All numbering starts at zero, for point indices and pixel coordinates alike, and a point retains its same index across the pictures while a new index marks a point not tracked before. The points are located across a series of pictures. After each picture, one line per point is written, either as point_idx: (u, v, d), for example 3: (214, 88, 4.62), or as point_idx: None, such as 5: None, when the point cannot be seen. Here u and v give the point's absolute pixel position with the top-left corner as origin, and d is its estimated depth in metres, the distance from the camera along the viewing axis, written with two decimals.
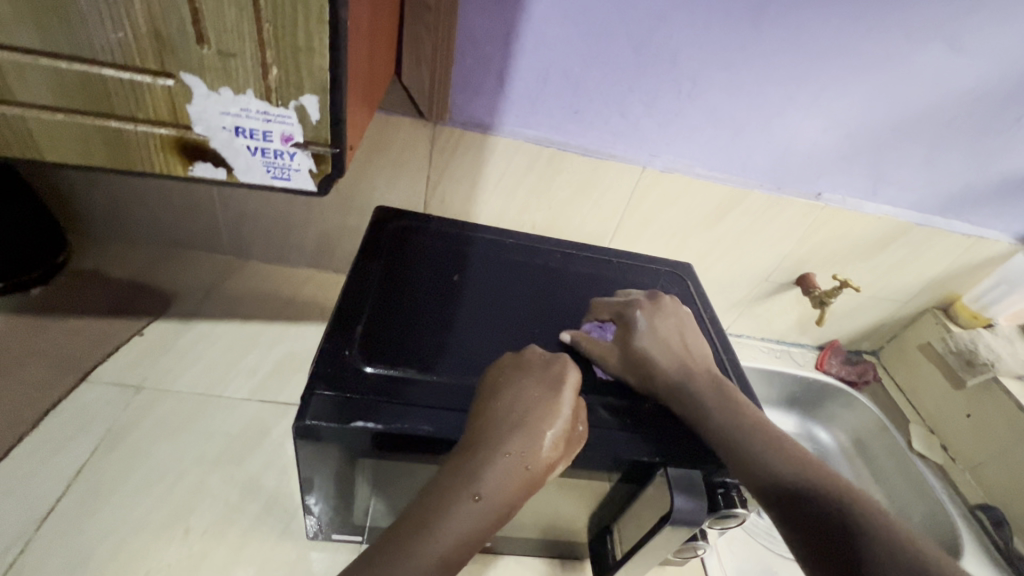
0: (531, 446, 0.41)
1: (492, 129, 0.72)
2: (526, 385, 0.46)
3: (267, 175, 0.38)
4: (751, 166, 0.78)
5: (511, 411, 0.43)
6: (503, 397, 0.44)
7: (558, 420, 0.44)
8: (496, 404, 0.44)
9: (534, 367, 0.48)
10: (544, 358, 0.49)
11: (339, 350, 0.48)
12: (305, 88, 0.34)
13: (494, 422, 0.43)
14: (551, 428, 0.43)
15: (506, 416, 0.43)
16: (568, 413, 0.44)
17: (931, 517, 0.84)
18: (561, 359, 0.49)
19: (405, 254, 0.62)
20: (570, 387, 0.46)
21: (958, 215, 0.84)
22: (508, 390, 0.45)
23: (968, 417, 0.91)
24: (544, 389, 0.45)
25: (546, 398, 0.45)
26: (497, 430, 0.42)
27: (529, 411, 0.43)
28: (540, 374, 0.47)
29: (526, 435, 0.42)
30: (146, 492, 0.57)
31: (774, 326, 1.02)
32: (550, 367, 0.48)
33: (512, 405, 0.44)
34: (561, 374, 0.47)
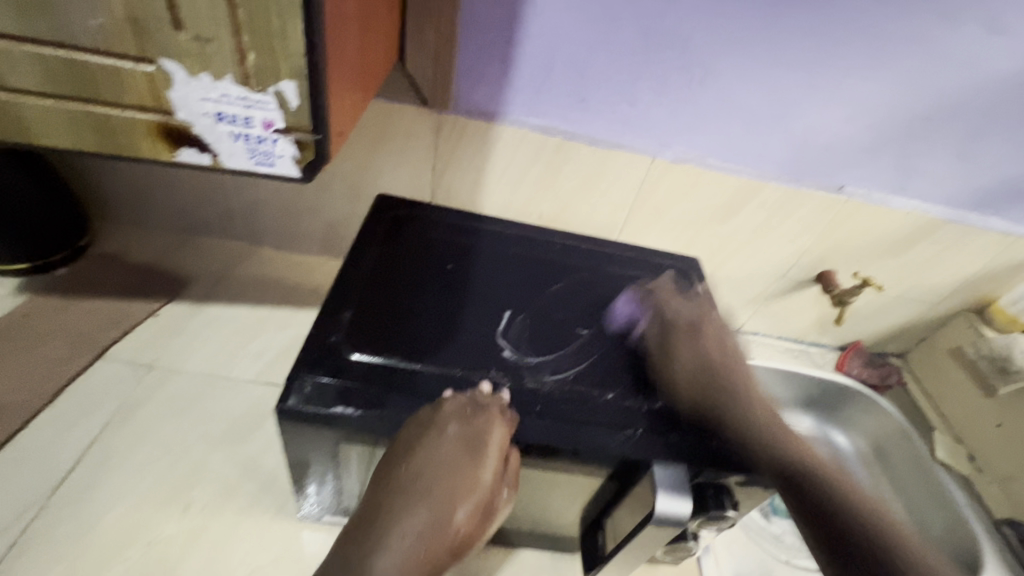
0: (433, 526, 0.41)
1: (497, 118, 0.71)
2: (442, 443, 0.43)
3: (251, 161, 0.39)
4: (768, 158, 0.75)
5: (422, 479, 0.42)
6: (416, 463, 0.42)
7: (472, 491, 0.42)
8: (402, 467, 0.42)
9: (452, 428, 0.44)
10: (467, 412, 0.45)
11: (326, 334, 0.49)
12: (282, 73, 0.34)
13: (400, 491, 0.42)
14: (461, 501, 0.42)
15: (414, 485, 0.42)
16: (487, 482, 0.43)
17: (948, 525, 0.80)
18: (485, 414, 0.45)
19: (402, 242, 0.62)
20: (494, 449, 0.43)
21: (996, 212, 0.79)
22: (423, 452, 0.42)
23: (998, 426, 0.86)
24: (464, 455, 0.43)
25: (463, 466, 0.42)
26: (403, 503, 0.42)
27: (442, 479, 0.42)
28: (460, 437, 0.43)
29: (433, 509, 0.41)
30: (152, 466, 0.60)
31: (791, 325, 0.99)
32: (469, 429, 0.44)
33: (423, 472, 0.42)
34: (486, 430, 0.44)
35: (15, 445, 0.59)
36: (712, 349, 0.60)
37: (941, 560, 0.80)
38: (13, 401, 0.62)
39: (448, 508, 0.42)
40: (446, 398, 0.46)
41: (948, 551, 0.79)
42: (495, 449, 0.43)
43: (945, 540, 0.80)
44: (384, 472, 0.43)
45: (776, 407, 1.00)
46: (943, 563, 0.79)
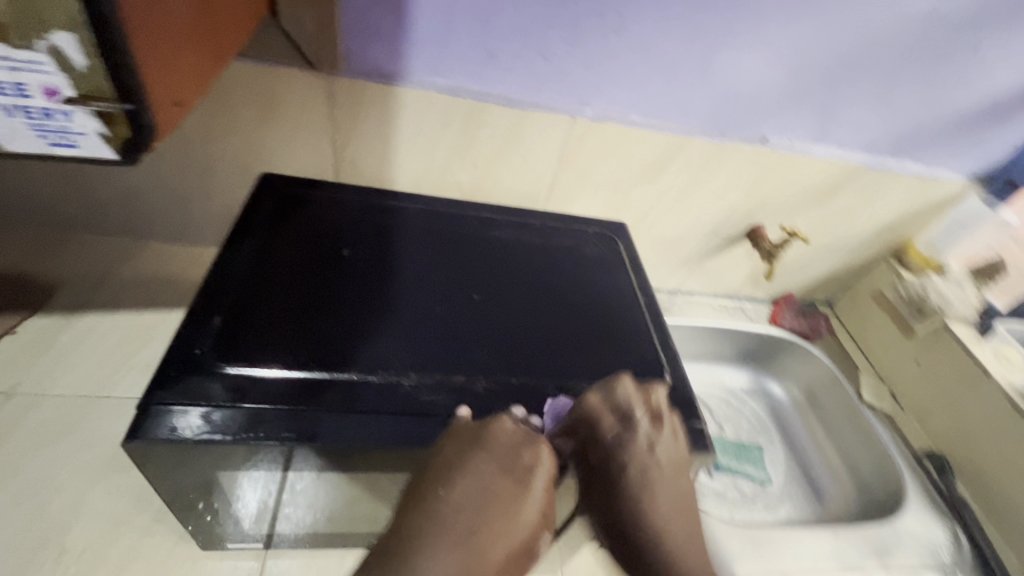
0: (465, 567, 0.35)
1: (397, 80, 0.64)
2: (484, 470, 0.39)
3: (43, 141, 0.30)
4: (691, 110, 0.71)
5: (456, 510, 0.37)
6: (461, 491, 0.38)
7: (516, 527, 0.38)
8: (441, 493, 0.38)
9: (500, 450, 0.40)
10: (516, 440, 0.41)
11: (193, 344, 0.42)
12: (52, 22, 0.26)
13: (438, 521, 0.37)
14: (501, 540, 0.38)
15: (450, 514, 0.37)
16: (530, 520, 0.39)
17: (877, 464, 0.84)
18: (534, 444, 0.41)
19: (291, 228, 0.54)
20: (541, 479, 0.40)
21: (911, 156, 0.80)
22: (463, 474, 0.38)
23: (917, 364, 0.89)
24: (507, 483, 0.39)
25: (504, 498, 0.39)
26: (433, 539, 0.36)
27: (481, 513, 0.38)
28: (506, 462, 0.40)
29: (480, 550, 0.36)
30: (16, 509, 0.51)
31: (726, 282, 0.99)
32: (518, 456, 0.40)
33: (462, 503, 0.38)
34: (533, 460, 0.41)
35: None
36: (638, 317, 0.57)
37: (869, 497, 0.83)
38: None
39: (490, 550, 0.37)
40: (495, 419, 0.42)
41: (876, 489, 0.83)
42: (549, 467, 0.41)
43: (874, 479, 0.83)
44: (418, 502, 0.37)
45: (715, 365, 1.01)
46: (872, 499, 0.83)
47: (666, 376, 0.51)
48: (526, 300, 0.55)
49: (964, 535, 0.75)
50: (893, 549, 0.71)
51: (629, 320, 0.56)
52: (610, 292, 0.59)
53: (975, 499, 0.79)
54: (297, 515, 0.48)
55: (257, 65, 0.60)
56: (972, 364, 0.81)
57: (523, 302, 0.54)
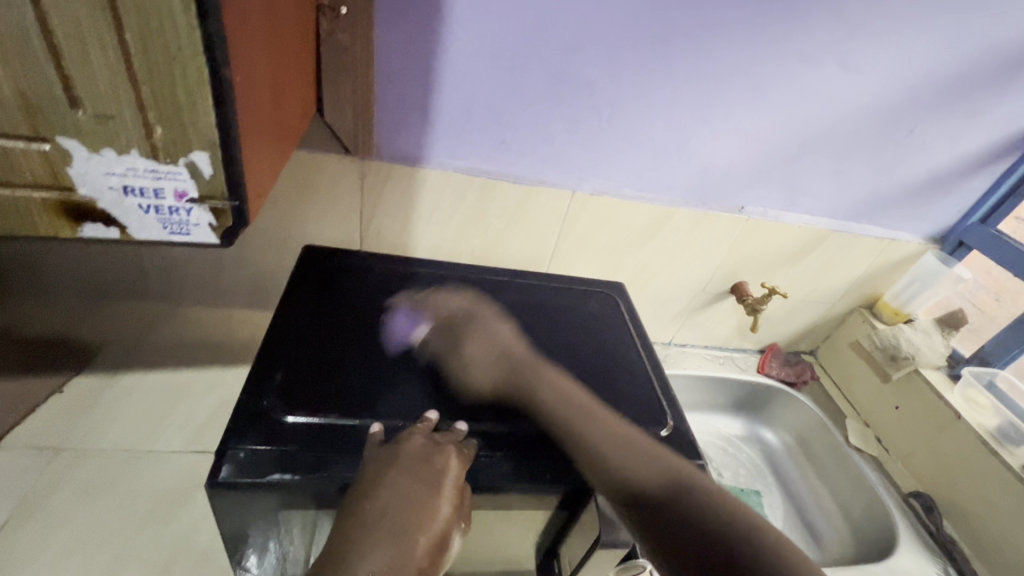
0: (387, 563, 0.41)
1: (421, 162, 0.73)
2: (397, 478, 0.44)
3: (164, 231, 0.38)
4: (675, 185, 0.82)
5: (378, 517, 0.42)
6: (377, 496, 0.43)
7: (433, 524, 0.43)
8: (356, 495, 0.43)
9: (410, 461, 0.45)
10: (425, 448, 0.46)
11: (257, 398, 0.47)
12: (193, 145, 0.34)
13: (363, 527, 0.42)
14: (420, 537, 0.42)
15: (371, 517, 0.42)
16: (445, 516, 0.44)
17: (867, 506, 0.88)
18: (441, 451, 0.46)
19: (334, 293, 0.61)
20: (451, 480, 0.45)
21: (869, 220, 0.91)
22: (382, 484, 0.43)
23: (896, 408, 0.95)
24: (422, 489, 0.44)
25: (419, 501, 0.43)
26: (359, 544, 0.41)
27: (400, 516, 0.43)
28: (418, 470, 0.44)
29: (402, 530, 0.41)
30: (64, 562, 0.54)
31: (715, 334, 1.06)
32: (430, 462, 0.45)
33: (381, 511, 0.42)
34: (442, 463, 0.45)
35: None
36: (641, 368, 0.63)
37: (861, 538, 0.87)
38: None
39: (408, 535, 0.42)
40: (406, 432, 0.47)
41: (867, 529, 0.86)
42: (456, 468, 0.45)
43: (865, 520, 0.87)
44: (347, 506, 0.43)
45: (710, 413, 1.07)
46: (864, 541, 0.86)
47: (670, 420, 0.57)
48: (542, 354, 0.61)
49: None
50: None
51: (633, 370, 0.63)
52: (615, 344, 0.66)
53: (963, 539, 0.83)
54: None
55: (301, 153, 0.70)
56: (944, 407, 0.88)
57: (538, 355, 0.61)
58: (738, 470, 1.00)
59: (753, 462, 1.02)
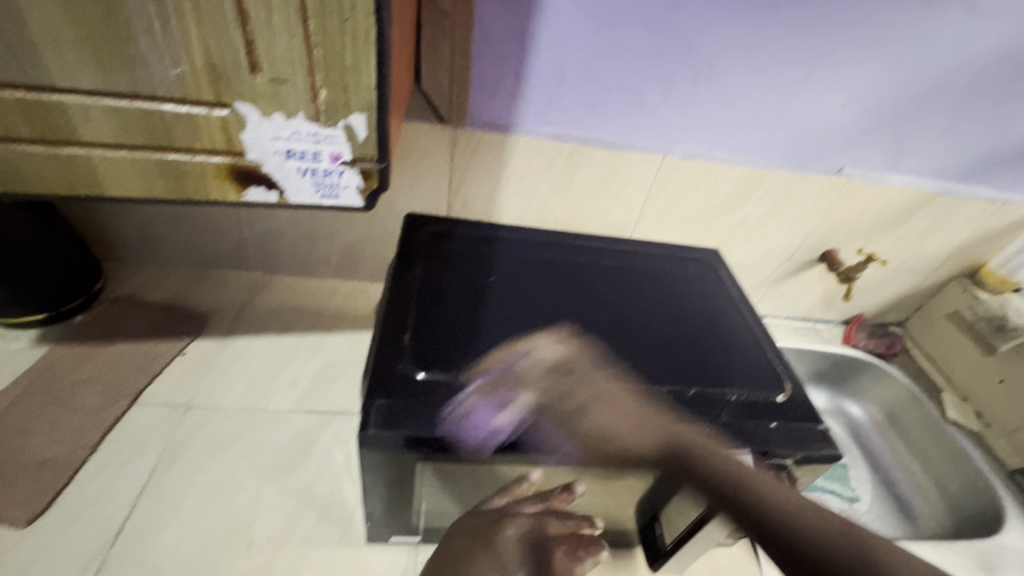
0: None
1: (511, 129, 0.73)
2: None
3: (316, 195, 0.40)
4: (771, 147, 0.78)
5: None
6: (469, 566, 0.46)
7: None
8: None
9: None
10: None
11: (390, 358, 0.50)
12: (353, 106, 0.36)
13: None
14: None
15: None
16: None
17: (967, 482, 0.84)
18: None
19: (440, 258, 0.63)
20: None
21: (982, 181, 0.85)
22: None
23: (1001, 382, 0.90)
24: None
25: None
26: None
27: None
28: None
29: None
30: (206, 505, 0.59)
31: (799, 304, 1.02)
32: None
33: None
34: None
35: (61, 505, 0.58)
36: (749, 335, 0.62)
37: (961, 514, 0.83)
38: (52, 458, 0.60)
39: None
40: None
41: (967, 505, 0.83)
42: None
43: (965, 496, 0.84)
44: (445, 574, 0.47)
45: None
46: (964, 517, 0.83)
47: (786, 387, 0.56)
48: (647, 321, 0.61)
49: None
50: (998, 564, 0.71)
51: (740, 337, 0.61)
52: (719, 311, 0.64)
53: None
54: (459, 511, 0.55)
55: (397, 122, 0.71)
56: None
57: (645, 321, 0.61)
58: None
59: (837, 436, 0.99)
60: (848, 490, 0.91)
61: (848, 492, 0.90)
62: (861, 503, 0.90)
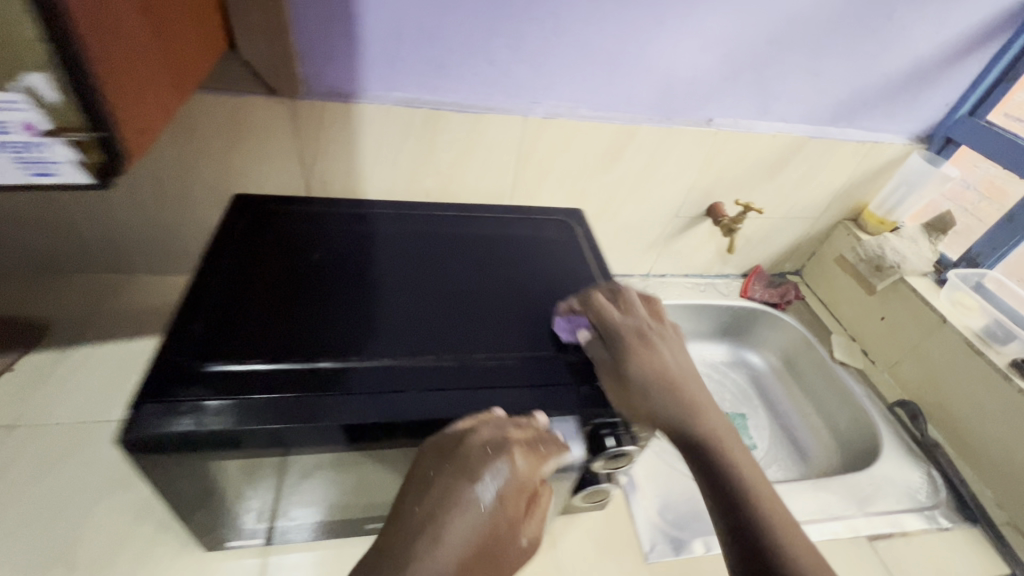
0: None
1: (357, 97, 0.68)
2: (456, 482, 0.40)
3: (27, 173, 0.37)
4: (636, 101, 0.76)
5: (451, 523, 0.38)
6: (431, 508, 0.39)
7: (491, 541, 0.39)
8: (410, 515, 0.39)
9: (472, 468, 0.40)
10: (489, 451, 0.41)
11: (178, 350, 0.46)
12: (27, 65, 0.32)
13: (434, 521, 0.38)
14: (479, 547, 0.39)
15: (429, 520, 0.39)
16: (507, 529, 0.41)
17: (854, 417, 0.87)
18: (508, 449, 0.41)
19: (261, 241, 0.60)
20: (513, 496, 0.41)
21: (851, 123, 0.85)
22: (437, 491, 0.40)
23: (882, 319, 0.92)
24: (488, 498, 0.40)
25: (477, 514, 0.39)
26: (427, 544, 0.38)
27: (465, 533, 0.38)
28: (477, 472, 0.40)
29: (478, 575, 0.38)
30: (28, 530, 0.54)
31: (695, 261, 1.03)
32: (492, 463, 0.40)
33: (462, 503, 0.39)
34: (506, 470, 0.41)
35: None
36: (589, 292, 0.62)
37: (850, 450, 0.86)
38: None
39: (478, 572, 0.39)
40: (476, 439, 0.42)
41: (855, 441, 0.85)
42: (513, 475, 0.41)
43: (853, 432, 0.86)
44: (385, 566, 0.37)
45: (696, 342, 1.05)
46: (852, 453, 0.85)
47: None
48: (484, 288, 0.60)
49: (940, 478, 0.76)
50: (878, 498, 0.73)
51: (579, 294, 0.62)
52: (561, 272, 0.65)
53: (949, 442, 0.82)
54: (293, 506, 0.51)
55: (212, 95, 0.63)
56: (932, 314, 0.84)
57: (482, 289, 0.60)
58: (724, 395, 0.99)
59: (739, 386, 1.00)
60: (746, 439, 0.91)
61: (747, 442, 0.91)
62: (760, 450, 0.90)
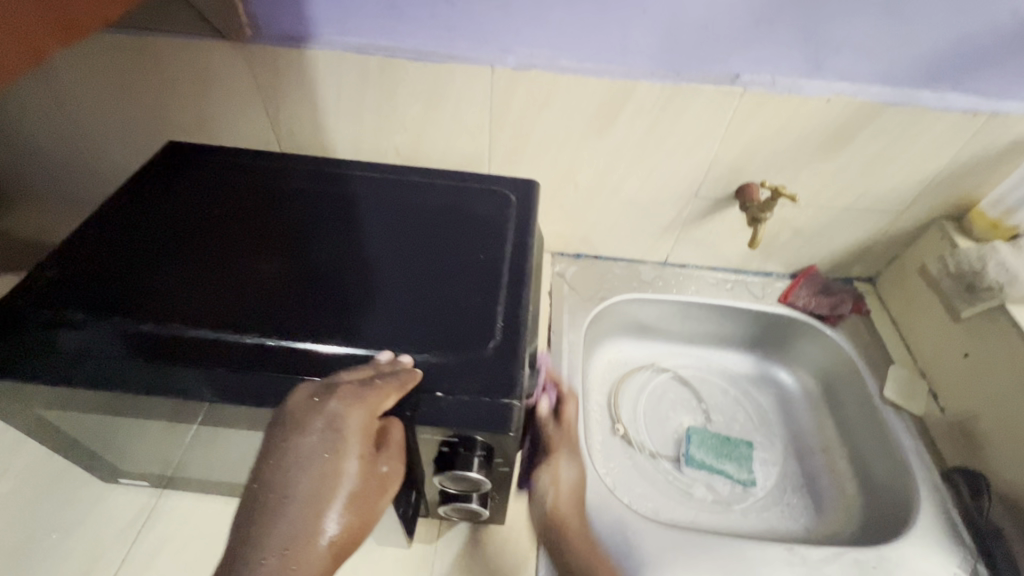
0: (284, 539, 0.33)
1: (306, 41, 0.63)
2: (287, 438, 0.37)
3: None
4: (633, 50, 0.61)
5: (282, 483, 0.35)
6: (273, 467, 0.36)
7: (335, 488, 0.35)
8: (252, 487, 0.35)
9: (296, 422, 0.37)
10: (310, 403, 0.38)
11: (34, 290, 0.50)
12: None
13: (267, 485, 0.35)
14: (322, 493, 0.35)
15: (262, 489, 0.35)
16: (354, 471, 0.36)
17: (891, 471, 0.69)
18: (334, 396, 0.39)
19: (168, 189, 0.61)
20: (354, 438, 0.37)
21: (957, 85, 0.62)
22: (271, 455, 0.36)
23: (965, 357, 0.69)
24: (321, 446, 0.36)
25: (315, 464, 0.36)
26: (264, 509, 0.34)
27: (300, 484, 0.35)
28: (301, 423, 0.37)
29: (345, 515, 0.35)
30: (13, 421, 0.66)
31: (726, 253, 0.85)
32: (314, 413, 0.38)
33: (291, 463, 0.35)
34: (333, 416, 0.37)
35: None
36: (496, 278, 0.54)
37: (877, 509, 0.69)
38: None
39: (341, 511, 0.35)
40: (296, 398, 0.39)
41: (886, 504, 0.69)
42: (345, 420, 0.37)
43: (885, 491, 0.69)
44: (243, 539, 0.33)
45: (715, 348, 0.90)
46: (879, 513, 0.69)
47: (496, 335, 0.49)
48: (376, 261, 0.55)
49: None
50: None
51: (483, 279, 0.54)
52: (475, 247, 0.57)
53: (1017, 536, 0.61)
54: (180, 454, 0.53)
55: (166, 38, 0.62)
56: None
57: (371, 261, 0.55)
58: (736, 415, 0.83)
59: (757, 408, 0.84)
60: (744, 472, 0.75)
61: (745, 476, 0.75)
62: (757, 488, 0.75)
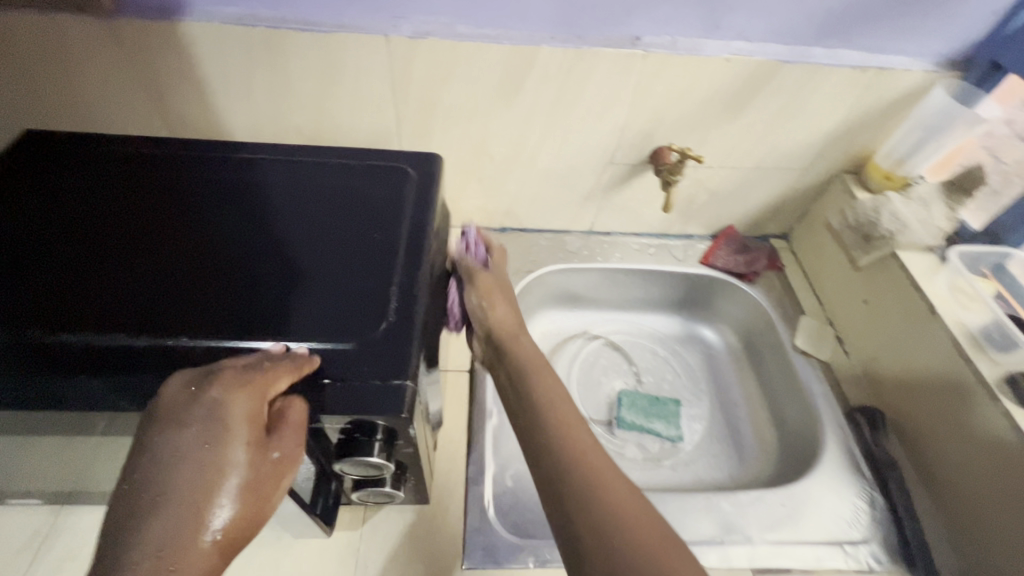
0: (161, 538, 0.33)
1: (179, 14, 0.58)
2: (162, 432, 0.36)
3: None
4: (530, 14, 0.60)
5: (156, 481, 0.34)
6: (147, 466, 0.35)
7: (217, 479, 0.35)
8: (125, 487, 0.34)
9: (170, 416, 0.37)
10: (186, 394, 0.38)
11: None
12: None
13: (141, 484, 0.34)
14: (205, 486, 0.35)
15: (137, 489, 0.34)
16: (240, 461, 0.36)
17: (802, 415, 0.73)
18: (214, 385, 0.38)
19: (33, 182, 0.55)
20: (237, 428, 0.37)
21: (844, 41, 0.64)
22: (146, 451, 0.36)
23: (864, 303, 0.74)
24: (199, 438, 0.36)
25: (194, 456, 0.35)
26: (140, 510, 0.33)
27: (177, 480, 0.34)
28: (176, 417, 0.36)
29: (228, 509, 0.35)
30: None
31: (647, 218, 0.86)
32: (192, 404, 0.37)
33: (166, 458, 0.35)
34: (212, 406, 0.37)
35: None
36: (397, 256, 0.53)
37: (789, 453, 0.74)
38: None
39: (223, 505, 0.35)
40: (171, 390, 0.38)
41: (797, 448, 0.73)
42: (226, 409, 0.37)
43: (797, 434, 0.74)
44: (117, 543, 0.32)
45: (644, 312, 0.92)
46: (791, 455, 0.74)
47: (391, 314, 0.48)
48: (269, 245, 0.52)
49: (882, 504, 0.63)
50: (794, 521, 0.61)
51: (384, 258, 0.53)
52: (376, 227, 0.56)
53: (911, 463, 0.66)
54: (68, 469, 0.49)
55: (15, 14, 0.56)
56: (921, 304, 0.65)
57: (264, 245, 0.53)
58: (665, 375, 0.85)
59: (685, 366, 0.87)
60: (672, 429, 0.77)
61: (674, 433, 0.77)
62: (684, 443, 0.77)
